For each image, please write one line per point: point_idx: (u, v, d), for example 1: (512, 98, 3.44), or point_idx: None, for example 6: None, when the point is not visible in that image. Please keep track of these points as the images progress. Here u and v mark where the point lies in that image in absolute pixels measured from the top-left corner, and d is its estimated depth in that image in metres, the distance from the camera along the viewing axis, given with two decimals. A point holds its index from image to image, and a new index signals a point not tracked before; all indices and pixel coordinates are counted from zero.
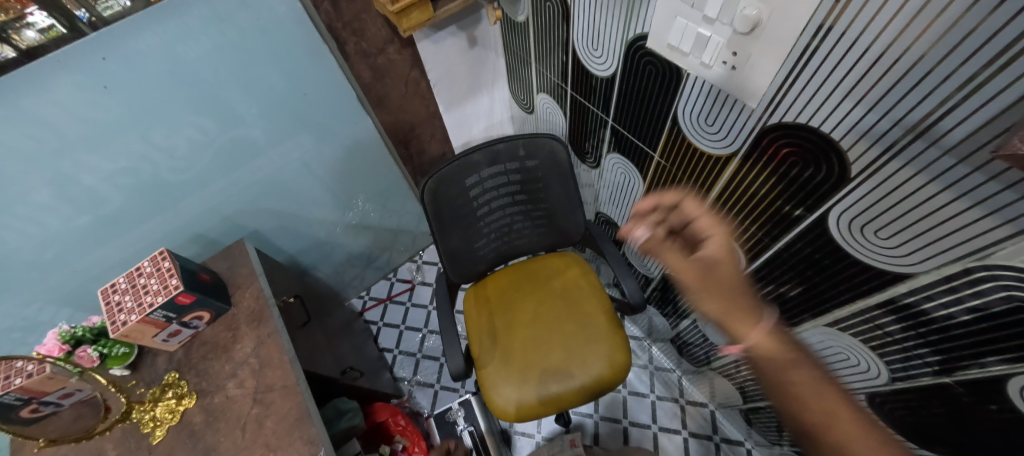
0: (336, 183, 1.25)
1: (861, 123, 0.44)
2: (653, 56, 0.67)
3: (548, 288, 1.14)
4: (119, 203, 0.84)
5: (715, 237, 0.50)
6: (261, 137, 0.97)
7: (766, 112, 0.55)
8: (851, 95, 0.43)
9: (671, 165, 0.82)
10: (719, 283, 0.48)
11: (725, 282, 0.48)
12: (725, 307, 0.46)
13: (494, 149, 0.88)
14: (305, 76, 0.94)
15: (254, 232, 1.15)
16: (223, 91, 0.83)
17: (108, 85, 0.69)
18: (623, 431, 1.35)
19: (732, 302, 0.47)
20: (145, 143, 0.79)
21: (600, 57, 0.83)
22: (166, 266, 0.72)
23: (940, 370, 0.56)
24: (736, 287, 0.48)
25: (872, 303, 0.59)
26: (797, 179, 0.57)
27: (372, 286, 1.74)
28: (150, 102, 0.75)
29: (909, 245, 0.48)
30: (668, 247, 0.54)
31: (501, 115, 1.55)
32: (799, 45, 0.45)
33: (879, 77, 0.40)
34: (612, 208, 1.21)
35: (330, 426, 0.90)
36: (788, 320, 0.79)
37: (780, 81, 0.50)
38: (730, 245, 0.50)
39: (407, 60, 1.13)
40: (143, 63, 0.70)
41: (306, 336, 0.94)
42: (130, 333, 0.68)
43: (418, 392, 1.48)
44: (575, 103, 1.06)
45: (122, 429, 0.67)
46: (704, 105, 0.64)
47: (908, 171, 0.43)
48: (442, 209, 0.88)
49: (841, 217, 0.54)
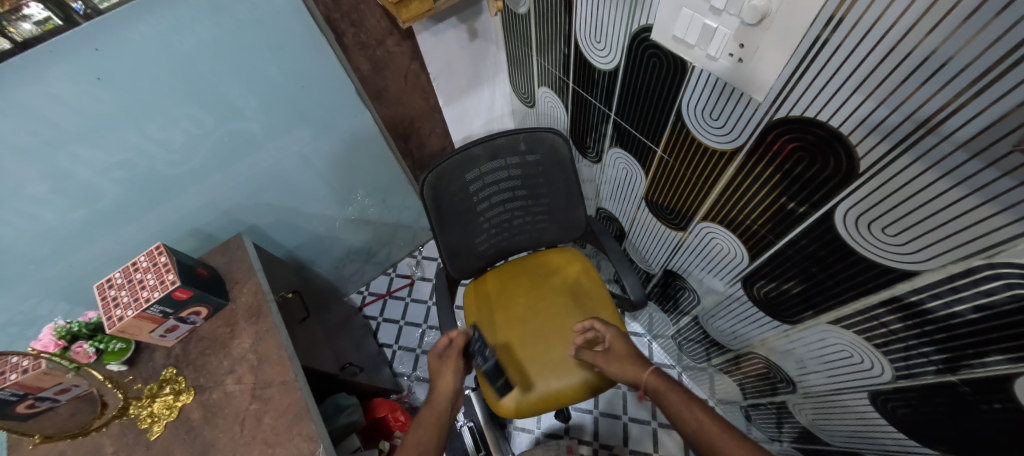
0: (335, 177, 1.24)
1: (871, 117, 0.43)
2: (658, 48, 0.66)
3: (548, 284, 1.13)
4: (115, 197, 0.83)
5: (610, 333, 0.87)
6: (258, 131, 0.95)
7: (773, 106, 0.54)
8: (861, 89, 0.42)
9: (673, 160, 0.81)
10: (617, 354, 0.82)
11: (623, 352, 0.82)
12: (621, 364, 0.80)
13: (494, 143, 0.86)
14: (303, 68, 0.93)
15: (252, 227, 1.14)
16: (218, 83, 0.82)
17: (101, 76, 0.67)
18: (623, 426, 1.35)
19: (625, 361, 0.80)
20: (140, 136, 0.78)
21: (603, 50, 0.81)
22: (163, 261, 0.71)
23: (944, 368, 0.55)
24: (629, 357, 0.80)
25: (877, 300, 0.58)
26: (802, 175, 0.56)
27: (372, 281, 1.73)
28: (145, 94, 0.74)
29: (917, 242, 0.47)
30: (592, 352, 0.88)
31: (502, 109, 1.54)
32: (809, 37, 0.43)
33: (891, 70, 0.39)
34: (613, 203, 1.20)
35: (329, 421, 0.90)
36: (790, 317, 0.78)
37: (789, 74, 0.48)
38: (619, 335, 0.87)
39: (406, 52, 1.11)
40: (136, 55, 0.69)
41: (305, 331, 0.94)
42: (127, 328, 0.67)
43: (417, 387, 1.48)
44: (577, 97, 1.05)
45: (119, 425, 0.66)
46: (709, 99, 0.63)
47: (918, 167, 0.42)
48: (442, 204, 0.87)
49: (848, 213, 0.53)
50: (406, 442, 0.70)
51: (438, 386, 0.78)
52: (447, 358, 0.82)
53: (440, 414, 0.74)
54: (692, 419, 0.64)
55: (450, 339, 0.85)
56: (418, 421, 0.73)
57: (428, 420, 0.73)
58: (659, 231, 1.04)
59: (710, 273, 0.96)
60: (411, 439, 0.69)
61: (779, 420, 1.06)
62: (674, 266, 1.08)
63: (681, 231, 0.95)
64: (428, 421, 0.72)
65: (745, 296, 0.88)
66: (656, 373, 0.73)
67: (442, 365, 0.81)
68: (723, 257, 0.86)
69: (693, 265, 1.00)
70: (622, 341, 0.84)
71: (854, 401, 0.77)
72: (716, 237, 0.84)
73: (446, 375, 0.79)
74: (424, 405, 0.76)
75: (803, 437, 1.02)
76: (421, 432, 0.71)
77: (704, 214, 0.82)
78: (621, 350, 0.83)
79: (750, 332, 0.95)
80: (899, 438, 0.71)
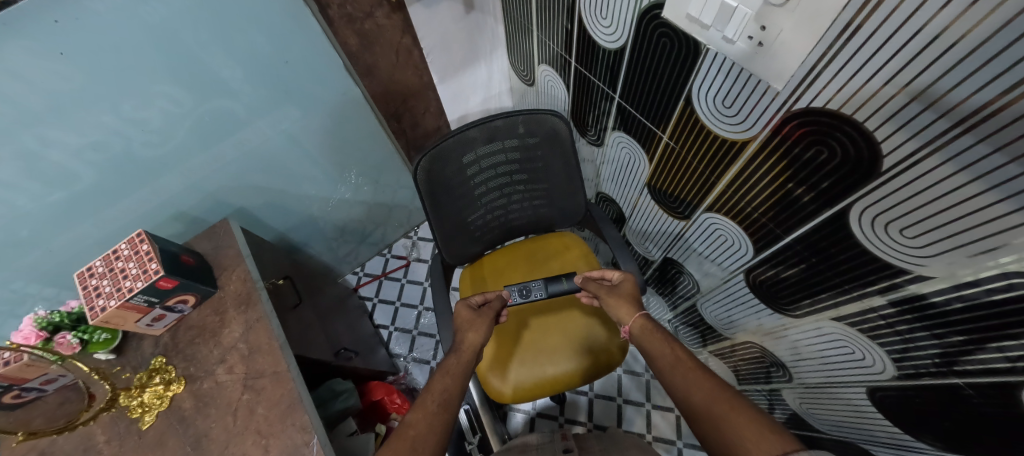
0: (325, 157, 1.20)
1: (901, 113, 0.39)
2: (669, 27, 0.61)
3: (546, 269, 1.11)
4: (92, 179, 0.79)
5: (625, 278, 0.84)
6: (242, 109, 0.90)
7: (794, 95, 0.50)
8: (893, 81, 0.38)
9: (679, 146, 0.77)
10: (621, 293, 0.80)
11: (627, 291, 0.81)
12: (621, 301, 0.78)
13: (491, 125, 0.82)
14: (287, 42, 0.86)
15: (241, 209, 1.11)
16: (197, 57, 0.75)
17: (63, 51, 0.61)
18: (617, 408, 1.38)
19: (624, 300, 0.78)
20: (114, 116, 0.73)
21: (609, 27, 0.76)
22: (145, 249, 0.68)
23: (951, 372, 0.54)
24: (634, 300, 0.78)
25: (884, 299, 0.56)
26: (818, 169, 0.53)
27: (367, 262, 1.72)
28: (116, 71, 0.68)
29: (936, 246, 0.44)
30: (600, 285, 0.85)
31: (499, 87, 1.48)
32: (839, 22, 0.39)
33: (929, 63, 0.34)
34: (613, 186, 1.17)
35: (326, 406, 0.91)
36: (790, 309, 0.77)
37: (815, 60, 0.44)
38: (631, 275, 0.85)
39: (397, 25, 1.04)
40: (101, 28, 0.62)
41: (297, 318, 0.93)
42: (111, 319, 0.66)
43: (415, 368, 1.49)
44: (579, 76, 0.99)
45: (109, 416, 0.65)
46: (722, 84, 0.58)
47: (947, 169, 0.39)
48: (437, 189, 0.83)
49: (865, 211, 0.50)
50: (431, 383, 0.64)
51: (468, 339, 0.75)
52: (480, 315, 0.80)
53: (467, 362, 0.71)
54: (667, 359, 0.63)
55: (485, 299, 0.86)
56: (442, 367, 0.68)
57: (454, 367, 0.68)
58: (661, 218, 1.02)
59: (711, 262, 0.94)
60: (437, 382, 0.64)
61: (771, 404, 1.08)
62: (675, 253, 1.06)
63: (683, 219, 0.92)
64: (455, 368, 0.68)
65: (746, 286, 0.86)
66: (646, 318, 0.72)
67: (474, 321, 0.79)
68: (726, 247, 0.84)
69: (692, 252, 0.98)
70: (631, 282, 0.82)
71: (849, 393, 0.76)
72: (719, 227, 0.82)
73: (478, 328, 0.77)
74: (450, 354, 0.72)
75: (794, 422, 1.03)
76: (449, 376, 0.66)
77: (710, 204, 0.79)
78: (627, 290, 0.81)
79: (749, 321, 0.94)
80: (894, 432, 0.70)
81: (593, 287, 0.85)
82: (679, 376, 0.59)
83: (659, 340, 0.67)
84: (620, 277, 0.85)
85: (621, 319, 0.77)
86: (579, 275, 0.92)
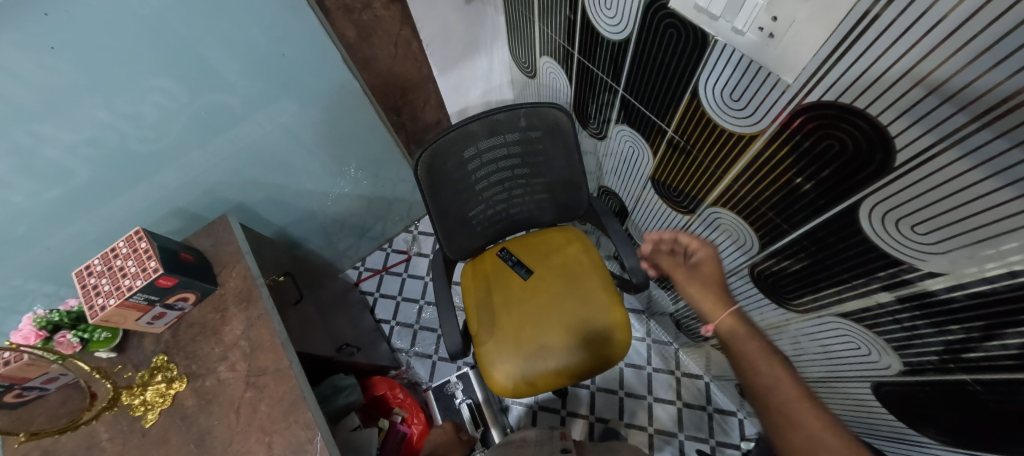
0: (325, 151, 1.18)
1: (916, 107, 0.38)
2: (676, 17, 0.59)
3: (547, 263, 1.10)
4: (88, 174, 0.77)
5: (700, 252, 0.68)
6: (239, 103, 0.88)
7: (805, 88, 0.48)
8: (911, 74, 0.37)
9: (683, 139, 0.76)
10: (700, 276, 0.66)
11: (707, 273, 0.66)
12: (701, 288, 0.64)
13: (493, 118, 0.80)
14: (284, 34, 0.84)
15: (239, 204, 1.09)
16: (192, 48, 0.73)
17: (55, 45, 0.59)
18: (619, 401, 1.38)
19: (708, 290, 0.63)
20: (108, 111, 0.71)
21: (613, 18, 0.74)
22: (143, 247, 0.68)
23: (957, 369, 0.53)
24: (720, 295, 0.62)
25: (891, 295, 0.56)
26: (829, 162, 0.51)
27: (367, 257, 1.71)
28: (109, 65, 0.66)
29: (948, 243, 0.44)
30: (668, 254, 0.71)
31: (500, 79, 1.46)
32: (857, 11, 0.38)
33: (948, 55, 0.33)
34: (616, 179, 1.15)
35: (329, 402, 0.92)
36: (794, 304, 0.77)
37: (828, 51, 0.43)
38: (713, 253, 0.68)
39: (396, 16, 1.02)
40: (91, 19, 0.60)
41: (298, 315, 0.92)
42: (111, 318, 0.65)
43: (417, 363, 1.50)
44: (581, 68, 0.97)
45: (112, 414, 0.66)
46: (731, 75, 0.57)
47: (964, 165, 0.37)
48: (437, 183, 0.82)
49: (876, 207, 0.49)
50: None
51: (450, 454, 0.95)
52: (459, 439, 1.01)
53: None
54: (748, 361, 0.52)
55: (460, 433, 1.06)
56: None
57: None
58: (665, 212, 1.00)
59: None
60: None
61: None
62: None
63: (688, 213, 0.91)
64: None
65: (750, 281, 0.86)
66: (738, 313, 0.58)
67: (455, 442, 0.98)
68: (730, 242, 0.83)
69: None
70: (712, 260, 0.67)
71: (854, 387, 0.76)
72: (723, 222, 0.81)
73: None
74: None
75: None
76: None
77: (715, 198, 0.78)
78: (707, 272, 0.66)
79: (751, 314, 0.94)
80: (899, 426, 0.70)
81: (665, 259, 0.70)
82: (769, 397, 0.48)
83: (744, 341, 0.54)
84: (697, 252, 0.69)
85: (704, 313, 0.62)
86: (648, 237, 0.74)
